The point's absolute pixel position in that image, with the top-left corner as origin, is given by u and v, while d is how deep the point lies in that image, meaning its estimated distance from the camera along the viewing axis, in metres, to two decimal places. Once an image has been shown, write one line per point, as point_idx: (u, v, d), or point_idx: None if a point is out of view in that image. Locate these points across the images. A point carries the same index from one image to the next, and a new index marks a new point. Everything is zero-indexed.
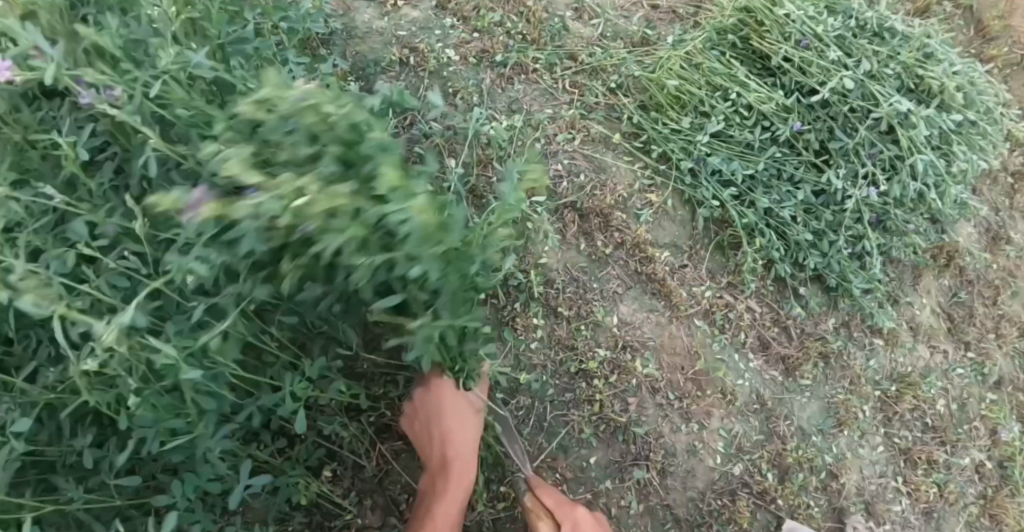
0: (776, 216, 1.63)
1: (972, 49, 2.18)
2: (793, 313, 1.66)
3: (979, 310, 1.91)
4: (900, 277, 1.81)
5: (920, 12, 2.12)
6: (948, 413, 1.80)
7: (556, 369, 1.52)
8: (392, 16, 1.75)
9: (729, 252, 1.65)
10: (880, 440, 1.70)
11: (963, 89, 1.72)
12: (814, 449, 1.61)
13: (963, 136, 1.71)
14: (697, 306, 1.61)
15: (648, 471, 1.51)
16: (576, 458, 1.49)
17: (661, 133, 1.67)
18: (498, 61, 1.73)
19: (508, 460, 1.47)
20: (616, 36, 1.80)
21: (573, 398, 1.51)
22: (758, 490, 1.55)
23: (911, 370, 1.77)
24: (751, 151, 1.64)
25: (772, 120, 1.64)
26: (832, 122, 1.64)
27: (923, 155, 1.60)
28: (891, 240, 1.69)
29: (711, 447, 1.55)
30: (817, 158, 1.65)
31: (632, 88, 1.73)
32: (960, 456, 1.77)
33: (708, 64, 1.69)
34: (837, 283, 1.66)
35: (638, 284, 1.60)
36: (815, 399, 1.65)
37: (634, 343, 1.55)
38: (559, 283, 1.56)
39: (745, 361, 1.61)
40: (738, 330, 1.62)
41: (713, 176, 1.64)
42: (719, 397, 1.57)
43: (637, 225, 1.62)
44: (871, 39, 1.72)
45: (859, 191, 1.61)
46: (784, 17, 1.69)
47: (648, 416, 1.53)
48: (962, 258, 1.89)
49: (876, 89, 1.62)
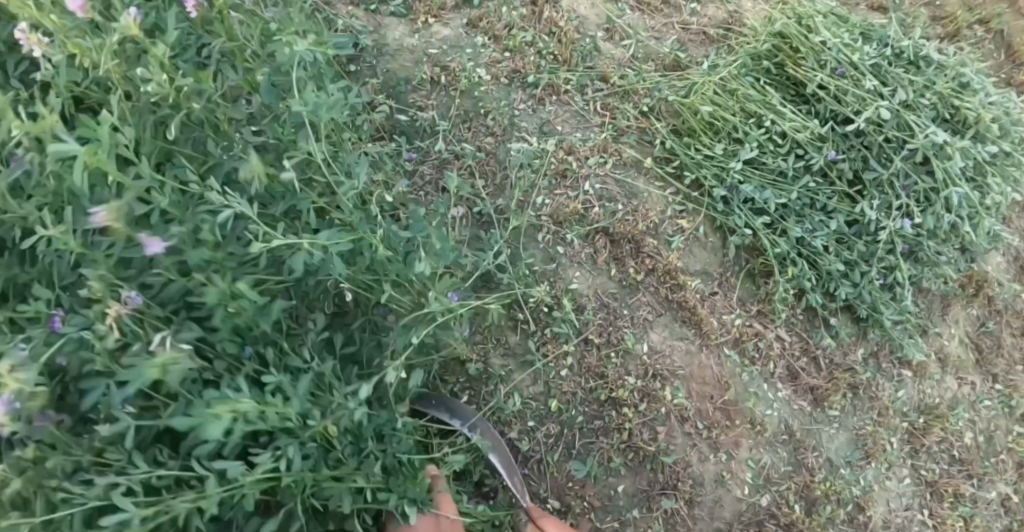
0: (807, 245, 1.62)
1: (1002, 74, 2.14)
2: (822, 343, 1.65)
3: (1006, 341, 1.90)
4: (928, 307, 1.79)
5: (950, 37, 2.10)
6: (976, 445, 1.79)
7: (585, 397, 1.51)
8: (423, 33, 1.72)
9: (760, 280, 1.64)
10: (906, 472, 1.69)
11: (999, 120, 1.70)
12: (842, 481, 1.60)
13: (998, 167, 1.69)
14: (727, 335, 1.60)
15: (677, 501, 1.50)
16: (605, 486, 1.48)
17: (693, 159, 1.65)
18: (530, 82, 1.71)
19: (534, 483, 1.47)
20: (648, 58, 1.79)
21: (602, 426, 1.50)
22: (786, 521, 1.54)
23: (938, 401, 1.76)
24: (784, 180, 1.63)
25: (806, 149, 1.63)
26: (866, 151, 1.63)
27: (958, 188, 1.58)
28: (922, 271, 1.67)
29: (739, 477, 1.54)
30: (851, 188, 1.63)
31: (664, 112, 1.72)
32: (987, 489, 1.76)
33: (743, 90, 1.67)
34: (868, 313, 1.65)
35: (669, 312, 1.59)
36: (843, 430, 1.64)
37: (664, 372, 1.54)
38: (589, 310, 1.55)
39: (774, 391, 1.60)
40: (768, 360, 1.61)
41: (745, 204, 1.64)
42: (748, 427, 1.56)
43: (668, 251, 1.61)
44: (907, 68, 1.70)
45: (892, 222, 1.59)
46: (819, 44, 1.69)
47: (677, 445, 1.52)
48: (991, 288, 1.87)
49: (912, 120, 1.60)
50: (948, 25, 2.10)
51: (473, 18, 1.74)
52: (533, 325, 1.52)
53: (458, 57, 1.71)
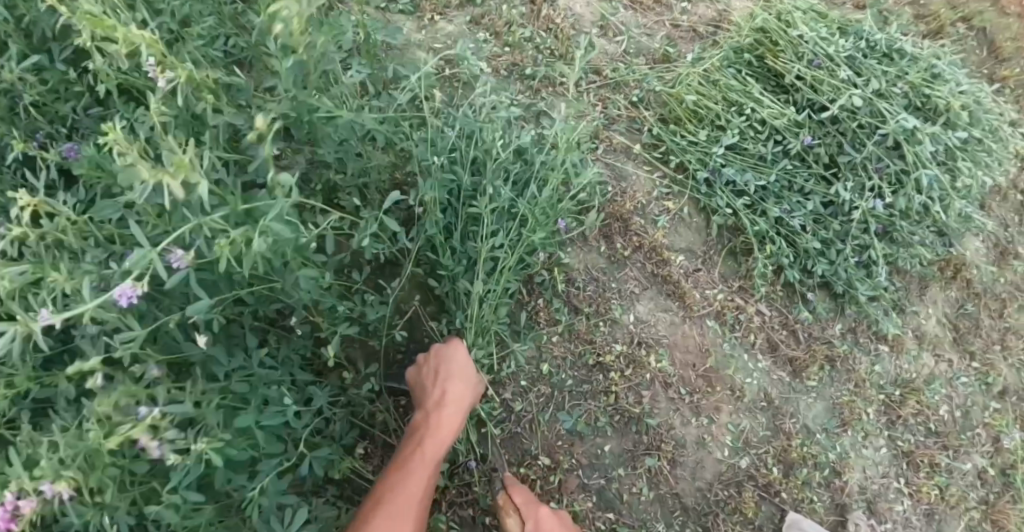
0: (786, 224, 1.73)
1: (984, 70, 2.22)
2: (800, 317, 1.75)
3: (986, 322, 1.96)
4: (906, 287, 1.88)
5: (933, 34, 2.19)
6: (952, 419, 1.86)
7: (575, 361, 1.64)
8: (429, 29, 1.85)
9: (741, 257, 1.75)
10: (883, 442, 1.77)
11: (969, 108, 1.80)
12: (818, 447, 1.70)
13: (968, 152, 1.79)
14: (709, 307, 1.72)
15: (659, 460, 1.62)
16: (592, 445, 1.61)
17: (678, 145, 1.77)
18: (528, 74, 1.84)
19: (524, 440, 1.60)
20: (639, 52, 1.91)
21: (591, 389, 1.63)
22: (764, 482, 1.65)
23: (915, 377, 1.84)
24: (764, 163, 1.74)
25: (785, 135, 1.74)
26: (842, 137, 1.74)
27: (928, 169, 1.68)
28: (897, 251, 1.77)
29: (719, 440, 1.66)
30: (826, 172, 1.74)
31: (653, 102, 1.84)
32: (962, 461, 1.83)
33: (725, 81, 1.78)
34: (844, 289, 1.75)
35: (654, 286, 1.71)
36: (820, 399, 1.74)
37: (649, 340, 1.66)
38: (579, 283, 1.68)
39: (754, 361, 1.71)
40: (748, 331, 1.73)
41: (726, 187, 1.75)
42: (728, 393, 1.68)
43: (654, 230, 1.73)
44: (881, 60, 1.82)
45: (864, 203, 1.70)
46: (797, 38, 1.80)
47: (660, 409, 1.64)
48: (970, 271, 1.94)
49: (883, 107, 1.71)
50: (931, 23, 2.19)
51: (476, 16, 1.87)
52: (528, 295, 1.65)
53: (461, 51, 1.83)
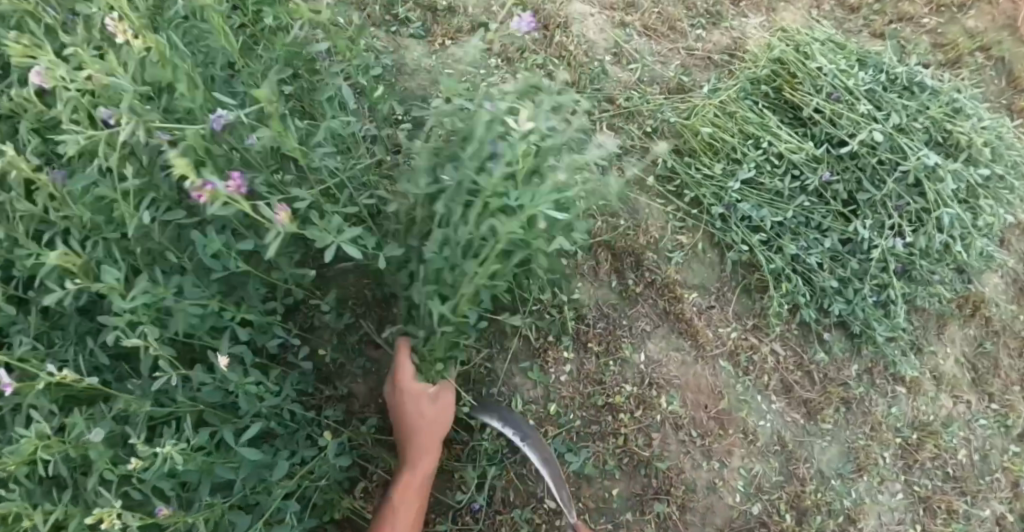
0: (803, 262, 1.69)
1: (1003, 100, 2.15)
2: (816, 358, 1.71)
3: (1004, 362, 1.89)
4: (924, 326, 1.82)
5: (951, 64, 2.13)
6: (970, 463, 1.79)
7: (583, 401, 1.59)
8: (440, 54, 1.80)
9: (756, 295, 1.71)
10: (899, 487, 1.72)
11: (991, 144, 1.75)
12: (832, 493, 1.65)
13: (990, 190, 1.74)
14: (722, 346, 1.67)
15: (669, 505, 1.57)
16: (600, 489, 1.57)
17: (693, 178, 1.73)
18: (539, 102, 1.78)
19: (530, 483, 1.56)
20: (653, 81, 1.87)
21: (599, 431, 1.58)
22: (776, 530, 1.60)
23: (932, 419, 1.78)
24: (780, 199, 1.69)
25: (802, 170, 1.69)
26: (861, 173, 1.70)
27: (949, 209, 1.64)
28: (916, 290, 1.72)
29: (731, 485, 1.61)
30: (845, 208, 1.70)
31: (667, 133, 1.79)
32: (980, 508, 1.77)
33: (742, 113, 1.74)
34: (861, 329, 1.70)
35: (666, 323, 1.67)
36: (835, 443, 1.69)
37: (660, 381, 1.62)
38: (589, 319, 1.63)
39: (768, 402, 1.67)
40: (762, 372, 1.68)
41: (742, 221, 1.70)
42: (741, 436, 1.63)
43: (667, 266, 1.69)
44: (901, 93, 1.78)
45: (884, 241, 1.66)
46: (816, 70, 1.76)
47: (671, 452, 1.60)
48: (988, 309, 1.88)
49: (904, 143, 1.67)
50: (950, 52, 2.12)
51: (488, 41, 1.82)
52: (536, 332, 1.60)
53: (472, 78, 1.78)
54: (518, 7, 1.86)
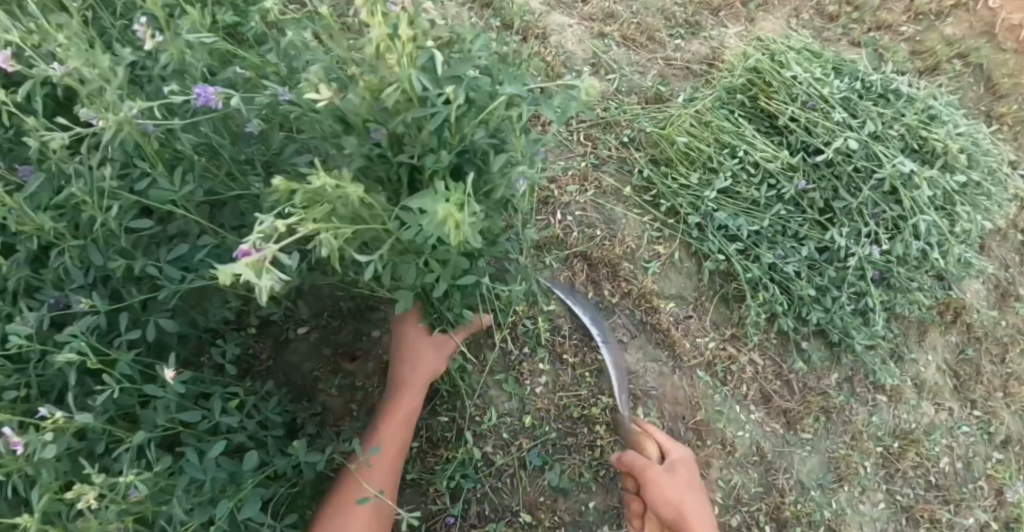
0: (780, 270, 1.68)
1: (981, 107, 2.14)
2: (794, 368, 1.71)
3: (987, 368, 1.88)
4: (905, 332, 1.81)
5: (930, 71, 2.13)
6: (953, 471, 1.78)
7: (559, 414, 1.59)
8: None
9: (733, 304, 1.71)
10: (881, 497, 1.71)
11: (967, 150, 1.75)
12: (812, 504, 1.66)
13: (967, 196, 1.74)
14: (700, 357, 1.68)
15: None
16: (576, 502, 1.57)
17: (670, 188, 1.72)
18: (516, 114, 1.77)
19: (505, 498, 1.55)
20: (631, 91, 1.87)
21: (575, 443, 1.58)
22: None
23: (915, 426, 1.77)
24: (756, 208, 1.69)
25: (778, 179, 1.69)
26: (837, 181, 1.69)
27: (926, 215, 1.63)
28: (894, 297, 1.72)
29: (709, 497, 1.62)
30: (821, 216, 1.69)
31: (644, 143, 1.79)
32: (964, 516, 1.76)
33: (718, 122, 1.73)
34: (840, 338, 1.69)
35: (643, 334, 1.67)
36: (815, 453, 1.69)
37: (636, 392, 1.63)
38: (565, 330, 1.63)
39: (746, 413, 1.68)
40: (740, 383, 1.69)
41: (719, 230, 1.70)
42: (719, 448, 1.64)
43: (644, 276, 1.69)
44: (876, 101, 1.78)
45: (861, 249, 1.65)
46: (791, 79, 1.76)
47: None
48: (969, 315, 1.86)
49: (880, 150, 1.66)
50: (928, 59, 2.12)
51: None
52: (512, 344, 1.60)
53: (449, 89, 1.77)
54: (497, 18, 1.86)
